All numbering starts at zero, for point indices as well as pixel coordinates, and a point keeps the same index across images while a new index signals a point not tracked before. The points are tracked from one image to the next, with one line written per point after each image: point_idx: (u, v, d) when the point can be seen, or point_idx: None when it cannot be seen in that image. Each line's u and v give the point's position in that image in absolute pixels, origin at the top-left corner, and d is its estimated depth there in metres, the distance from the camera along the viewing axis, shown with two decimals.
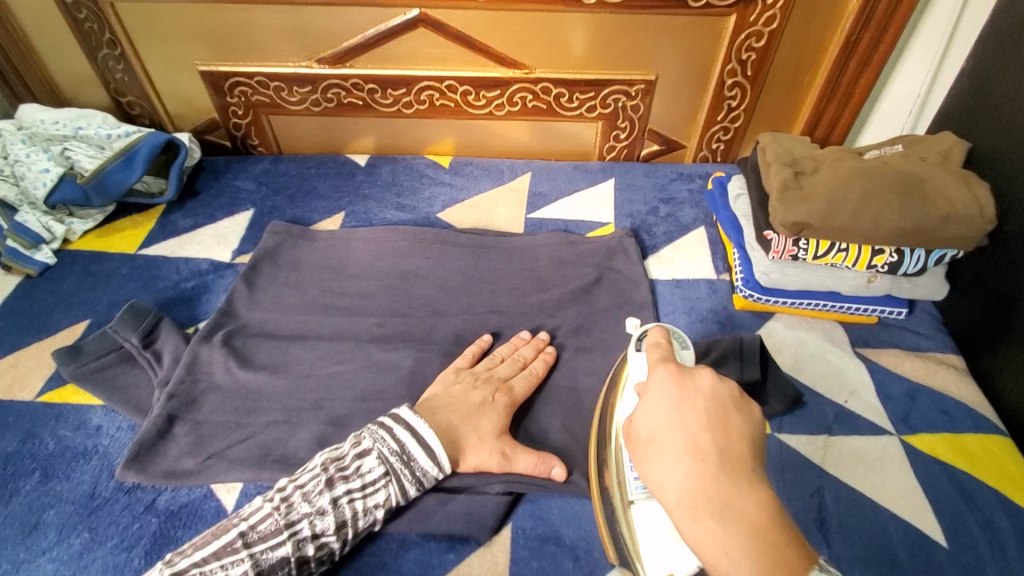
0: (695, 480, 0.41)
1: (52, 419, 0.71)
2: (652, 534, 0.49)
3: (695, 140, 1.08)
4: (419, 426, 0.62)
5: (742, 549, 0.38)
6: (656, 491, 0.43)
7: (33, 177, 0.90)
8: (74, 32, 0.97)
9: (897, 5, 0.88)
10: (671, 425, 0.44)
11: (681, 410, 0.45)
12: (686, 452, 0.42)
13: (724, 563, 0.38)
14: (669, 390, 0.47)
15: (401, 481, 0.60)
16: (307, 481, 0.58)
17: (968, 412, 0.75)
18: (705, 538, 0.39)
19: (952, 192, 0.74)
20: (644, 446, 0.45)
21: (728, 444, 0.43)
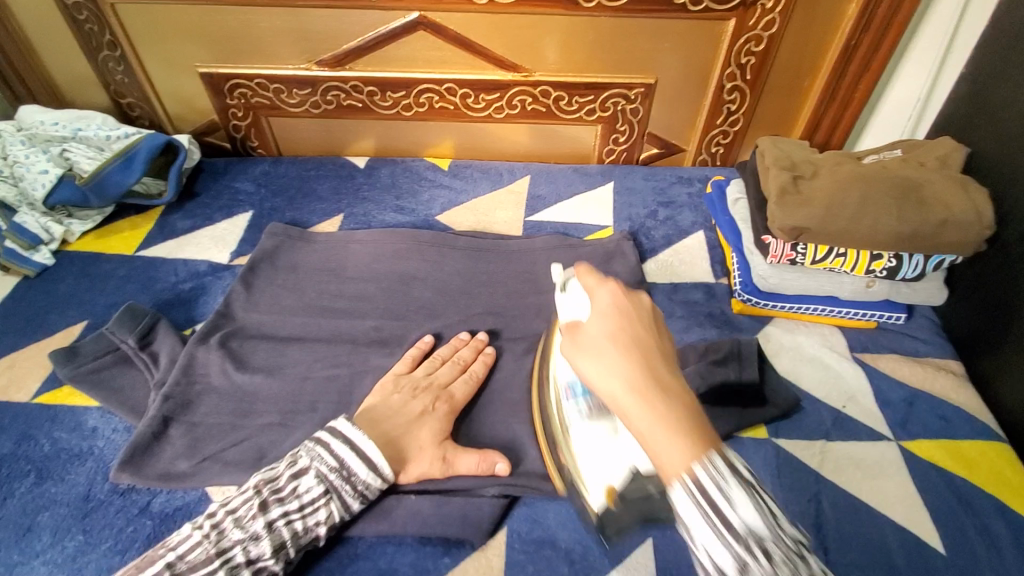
0: (633, 368, 0.43)
1: (48, 421, 0.71)
2: (592, 455, 0.55)
3: (695, 143, 1.08)
4: (356, 436, 0.61)
5: (675, 425, 0.40)
6: (594, 384, 0.44)
7: (33, 178, 0.90)
8: (74, 34, 0.97)
9: (897, 10, 0.88)
10: (609, 327, 0.46)
11: (615, 317, 0.47)
12: (624, 351, 0.44)
13: (657, 440, 0.40)
14: (606, 298, 0.48)
15: (342, 496, 0.59)
16: (239, 505, 0.57)
17: (967, 417, 0.75)
18: (641, 419, 0.41)
19: (950, 197, 0.73)
20: (584, 343, 0.46)
21: (658, 343, 0.45)
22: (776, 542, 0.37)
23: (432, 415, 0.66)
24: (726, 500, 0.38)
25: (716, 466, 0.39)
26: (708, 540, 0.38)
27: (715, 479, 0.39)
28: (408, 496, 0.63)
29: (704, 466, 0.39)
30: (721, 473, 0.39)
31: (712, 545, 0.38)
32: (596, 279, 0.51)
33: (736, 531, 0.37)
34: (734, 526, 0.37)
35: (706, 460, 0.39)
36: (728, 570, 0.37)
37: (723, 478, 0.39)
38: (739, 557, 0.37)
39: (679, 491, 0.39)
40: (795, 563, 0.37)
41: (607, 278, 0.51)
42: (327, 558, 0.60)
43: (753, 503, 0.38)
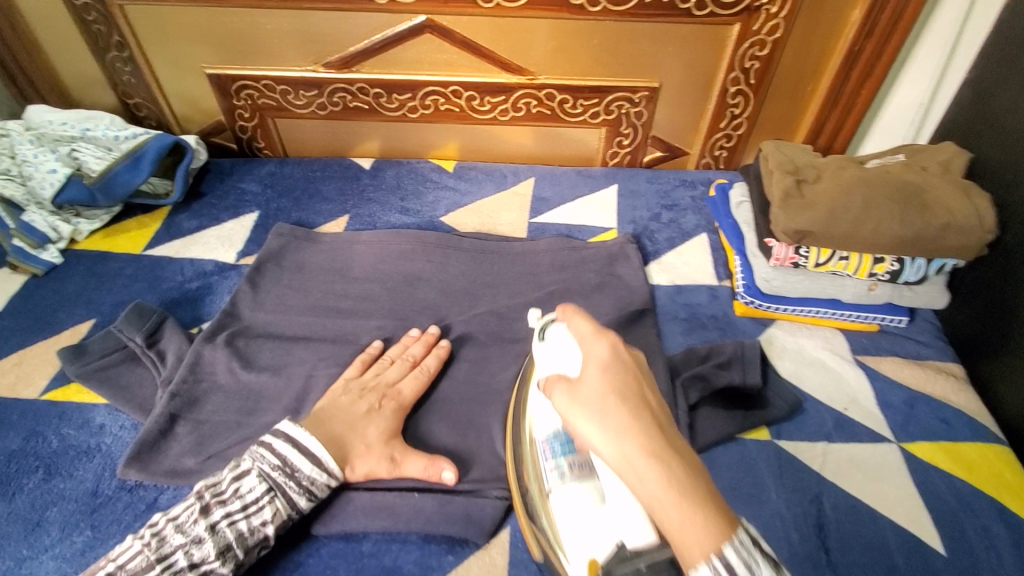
0: (639, 431, 0.39)
1: (56, 417, 0.71)
2: (576, 522, 0.52)
3: (699, 146, 1.08)
4: (300, 435, 0.61)
5: (691, 496, 0.37)
6: (600, 451, 0.40)
7: (41, 177, 0.91)
8: (83, 34, 0.98)
9: (900, 16, 0.88)
10: (611, 385, 0.42)
11: (615, 373, 0.44)
12: (629, 410, 0.41)
13: (675, 513, 0.37)
14: (605, 353, 0.46)
15: (288, 494, 0.58)
16: (181, 512, 0.55)
17: (967, 420, 0.75)
18: (655, 490, 0.38)
19: (952, 201, 0.74)
20: (586, 401, 0.42)
21: (656, 401, 0.43)
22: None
23: (380, 412, 0.66)
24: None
25: (744, 544, 0.37)
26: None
27: (744, 560, 0.37)
28: (412, 493, 0.63)
29: (732, 544, 0.36)
30: (750, 553, 0.37)
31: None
32: (593, 329, 0.48)
33: None
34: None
35: (732, 539, 0.37)
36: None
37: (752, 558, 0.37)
38: None
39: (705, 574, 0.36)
40: None
41: (600, 328, 0.48)
42: (332, 555, 0.61)
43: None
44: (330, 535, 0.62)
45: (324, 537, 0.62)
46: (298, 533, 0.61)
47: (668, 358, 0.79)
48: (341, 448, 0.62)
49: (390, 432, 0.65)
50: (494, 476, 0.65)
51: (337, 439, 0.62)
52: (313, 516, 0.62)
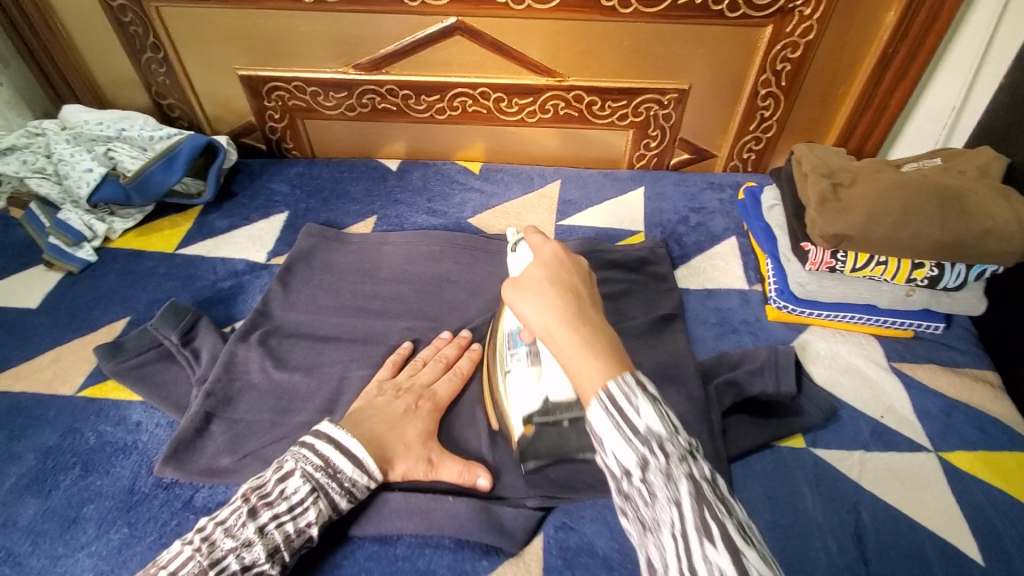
0: (562, 305, 0.50)
1: (93, 414, 0.72)
2: (519, 391, 0.66)
3: (727, 149, 1.07)
4: (340, 435, 0.60)
5: (593, 347, 0.45)
6: (534, 322, 0.51)
7: (77, 177, 0.92)
8: (119, 36, 0.99)
9: (936, 18, 0.87)
10: (548, 275, 0.53)
11: (561, 272, 0.54)
12: (561, 294, 0.51)
13: (576, 359, 0.45)
14: (551, 255, 0.57)
15: (330, 494, 0.57)
16: (227, 515, 0.54)
17: (1006, 429, 0.74)
18: (568, 346, 0.46)
19: (993, 206, 0.72)
20: (525, 285, 0.53)
21: (586, 295, 0.52)
22: (675, 443, 0.39)
23: (416, 413, 0.66)
24: (631, 408, 0.40)
25: (627, 381, 0.42)
26: (615, 444, 0.40)
27: (625, 393, 0.41)
28: (448, 497, 0.62)
29: (616, 381, 0.42)
30: (630, 388, 0.41)
31: (619, 448, 0.40)
32: (545, 240, 0.60)
33: (638, 431, 0.39)
34: (637, 430, 0.39)
35: (618, 377, 0.42)
36: (632, 469, 0.39)
37: (631, 390, 0.41)
38: (641, 456, 0.39)
39: (596, 407, 0.42)
40: (689, 462, 0.39)
41: (554, 241, 0.59)
42: (367, 558, 0.61)
43: (654, 410, 0.40)
44: (365, 536, 0.62)
45: (359, 539, 0.62)
46: (338, 531, 0.62)
47: (700, 363, 0.78)
48: (378, 450, 0.62)
49: (426, 434, 0.65)
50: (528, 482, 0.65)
51: (374, 440, 0.62)
52: (352, 515, 0.62)
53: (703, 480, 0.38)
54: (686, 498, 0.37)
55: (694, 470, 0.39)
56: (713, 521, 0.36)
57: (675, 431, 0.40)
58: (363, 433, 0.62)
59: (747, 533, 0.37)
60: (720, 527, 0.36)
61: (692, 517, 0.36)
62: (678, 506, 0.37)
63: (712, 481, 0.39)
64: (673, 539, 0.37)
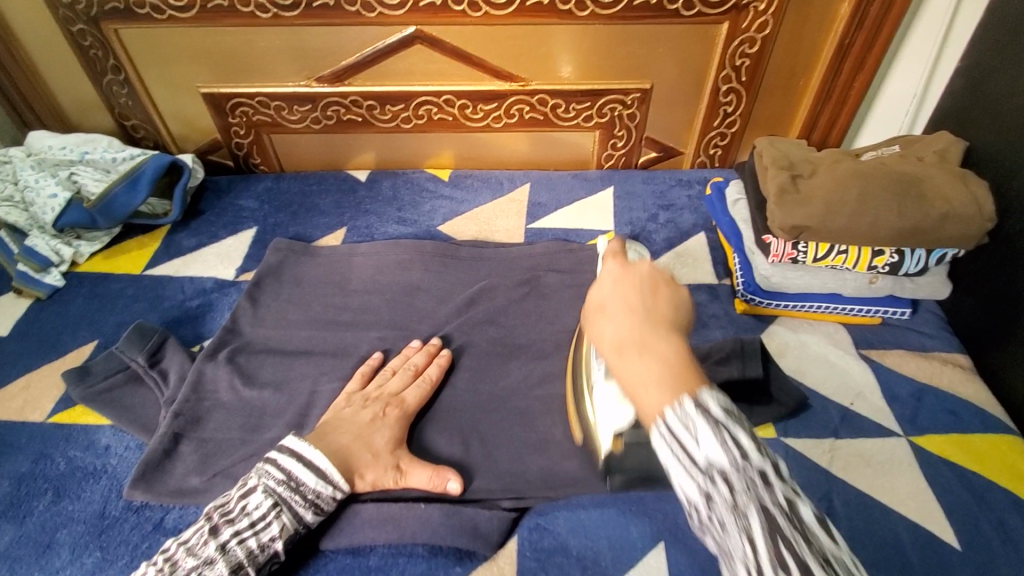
0: (622, 324, 0.45)
1: (62, 440, 0.71)
2: (605, 405, 0.57)
3: (693, 145, 1.08)
4: (302, 447, 0.61)
5: (651, 375, 0.40)
6: (596, 343, 0.47)
7: (43, 203, 0.91)
8: (79, 59, 0.99)
9: (889, 7, 0.88)
10: (612, 294, 0.48)
11: (622, 283, 0.48)
12: (626, 307, 0.46)
13: (641, 389, 0.40)
14: (615, 268, 0.50)
15: (293, 507, 0.57)
16: (190, 535, 0.55)
17: (976, 411, 0.74)
18: (629, 370, 0.42)
19: (949, 190, 0.74)
20: (592, 311, 0.49)
21: (659, 306, 0.46)
22: (741, 476, 0.35)
23: (384, 421, 0.66)
24: (691, 440, 0.37)
25: (686, 410, 0.37)
26: (674, 474, 0.38)
27: (684, 422, 0.37)
28: (418, 504, 0.62)
29: (672, 408, 0.38)
30: (687, 416, 0.37)
31: (682, 480, 0.37)
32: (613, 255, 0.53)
33: (699, 464, 0.36)
34: (698, 464, 0.36)
35: (675, 403, 0.38)
36: (696, 502, 0.37)
37: (688, 419, 0.37)
38: (703, 489, 0.36)
39: (653, 434, 0.39)
40: (758, 490, 0.35)
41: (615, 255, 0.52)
42: (339, 571, 0.60)
43: (716, 442, 0.36)
44: (337, 549, 0.62)
45: (331, 552, 0.62)
46: (307, 545, 0.61)
47: None
48: (344, 461, 0.61)
49: (395, 443, 0.65)
50: (501, 487, 0.65)
51: (340, 451, 0.62)
52: (321, 529, 0.62)
53: (775, 508, 0.35)
54: (758, 533, 0.34)
55: (765, 499, 0.35)
56: (790, 557, 0.33)
57: (748, 463, 0.36)
58: (329, 445, 0.62)
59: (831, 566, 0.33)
60: (798, 562, 0.33)
61: (766, 554, 0.33)
62: (752, 543, 0.34)
63: (790, 512, 0.35)
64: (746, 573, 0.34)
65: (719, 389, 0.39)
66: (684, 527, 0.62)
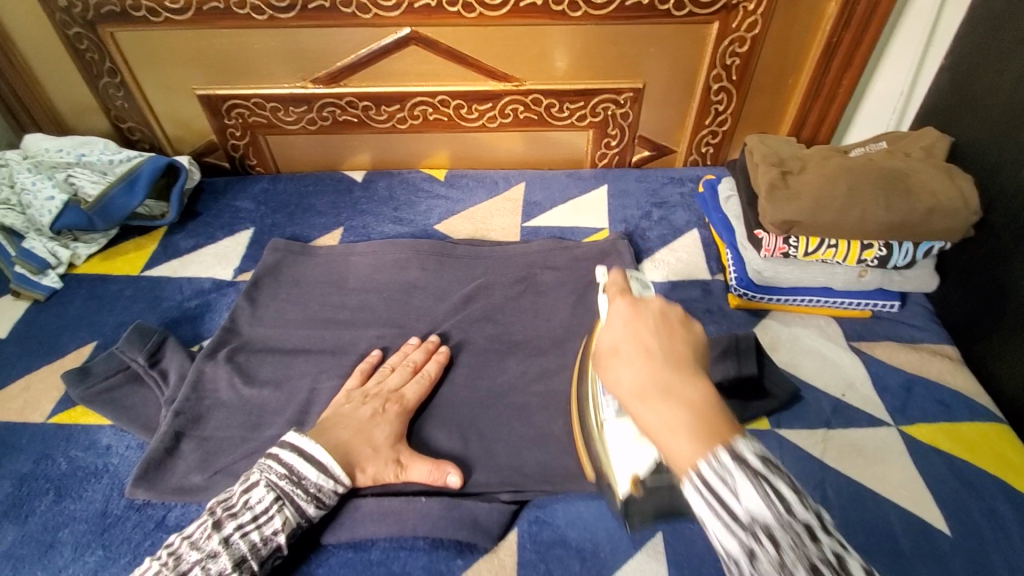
0: (639, 370, 0.45)
1: (63, 440, 0.71)
2: (621, 448, 0.56)
3: (685, 144, 1.10)
4: (304, 443, 0.62)
5: (679, 426, 0.41)
6: (614, 389, 0.47)
7: (40, 205, 0.92)
8: (75, 62, 0.99)
9: (875, 7, 0.90)
10: (625, 337, 0.48)
11: (634, 326, 0.49)
12: (642, 351, 0.46)
13: (672, 441, 0.41)
14: (625, 311, 0.50)
15: (296, 501, 0.58)
16: (194, 529, 0.56)
17: (964, 400, 0.76)
18: (653, 418, 0.43)
19: (936, 184, 0.75)
20: (606, 357, 0.49)
21: (675, 346, 0.46)
22: (785, 531, 0.36)
23: (384, 416, 0.67)
24: (730, 493, 0.38)
25: (721, 462, 0.38)
26: (714, 528, 0.38)
27: (721, 475, 0.38)
28: (419, 498, 0.63)
29: (707, 461, 0.39)
30: (725, 469, 0.38)
31: (721, 534, 0.38)
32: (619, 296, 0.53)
33: (741, 520, 0.37)
34: (738, 518, 0.37)
35: (710, 455, 0.39)
36: (738, 558, 0.37)
37: (727, 474, 0.38)
38: (745, 545, 0.37)
39: (687, 486, 0.40)
40: (804, 547, 0.35)
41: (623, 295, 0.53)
42: (341, 565, 0.61)
43: (757, 494, 0.37)
44: (339, 544, 0.62)
45: (332, 546, 0.62)
46: (309, 540, 0.62)
47: None
48: (346, 457, 0.62)
49: (395, 438, 0.66)
50: (500, 480, 0.66)
51: (341, 447, 0.63)
52: (323, 524, 0.62)
53: (822, 565, 0.35)
54: None
55: (812, 555, 0.35)
56: None
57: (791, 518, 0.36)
58: (330, 441, 0.63)
59: None
60: None
61: None
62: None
63: (836, 564, 0.35)
64: None
65: (753, 441, 0.40)
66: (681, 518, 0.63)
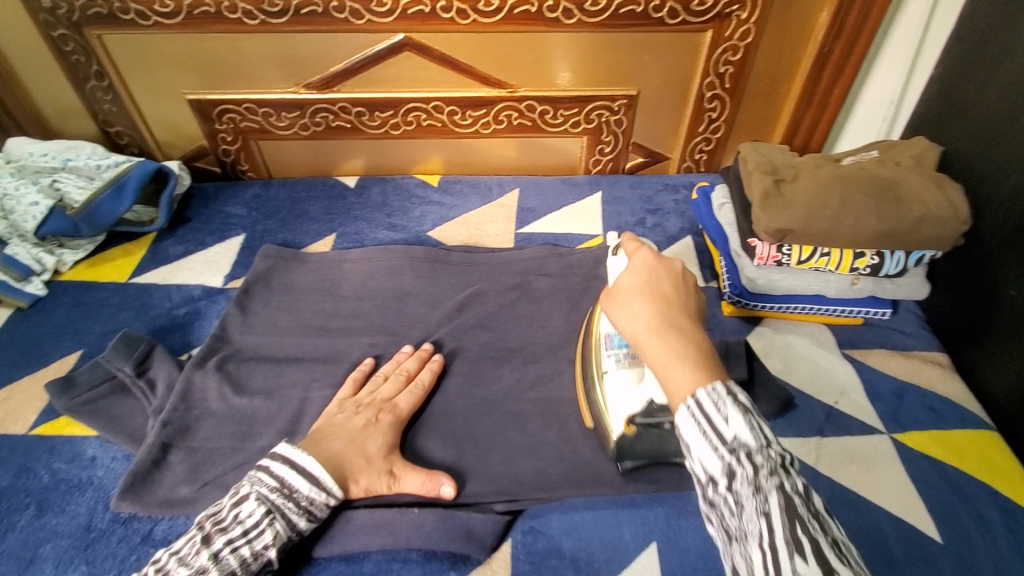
0: (654, 309, 0.52)
1: (46, 452, 0.70)
2: (618, 394, 0.63)
3: (679, 150, 1.10)
4: (296, 455, 0.60)
5: (682, 356, 0.48)
6: (624, 323, 0.53)
7: (23, 211, 0.90)
8: (61, 65, 0.98)
9: (866, 17, 0.91)
10: (643, 283, 0.55)
11: (654, 274, 0.56)
12: (657, 296, 0.53)
13: (673, 370, 0.47)
14: (649, 261, 0.57)
15: (287, 515, 0.57)
16: (182, 545, 0.54)
17: (954, 406, 0.77)
18: (659, 351, 0.49)
19: (927, 193, 0.76)
20: (622, 294, 0.55)
21: (680, 298, 0.53)
22: (763, 455, 0.41)
23: (377, 427, 0.66)
24: (720, 417, 0.43)
25: (716, 389, 0.45)
26: (701, 451, 0.44)
27: (714, 402, 0.44)
28: (412, 509, 0.62)
29: (706, 389, 0.45)
30: (719, 396, 0.44)
31: (705, 453, 0.43)
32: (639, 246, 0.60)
33: (726, 440, 0.43)
34: (725, 440, 0.42)
35: (707, 386, 0.45)
36: (717, 476, 0.43)
37: (720, 398, 0.44)
38: (727, 465, 0.42)
39: (682, 412, 0.45)
40: (779, 474, 0.41)
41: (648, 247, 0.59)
42: None
43: (744, 421, 0.43)
44: (331, 556, 0.61)
45: (324, 559, 0.61)
46: (300, 554, 0.61)
47: None
48: (337, 468, 0.61)
49: (389, 449, 0.65)
50: (494, 490, 0.66)
51: (333, 458, 0.62)
52: (314, 536, 0.62)
53: (794, 493, 0.40)
54: (776, 512, 0.39)
55: (786, 482, 0.41)
56: (804, 536, 0.38)
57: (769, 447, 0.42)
58: (322, 452, 0.62)
59: (840, 550, 0.38)
60: (811, 544, 0.38)
61: (780, 528, 0.38)
62: (767, 518, 0.39)
63: (806, 497, 0.40)
64: (760, 550, 0.39)
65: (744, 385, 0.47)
66: (674, 526, 0.63)
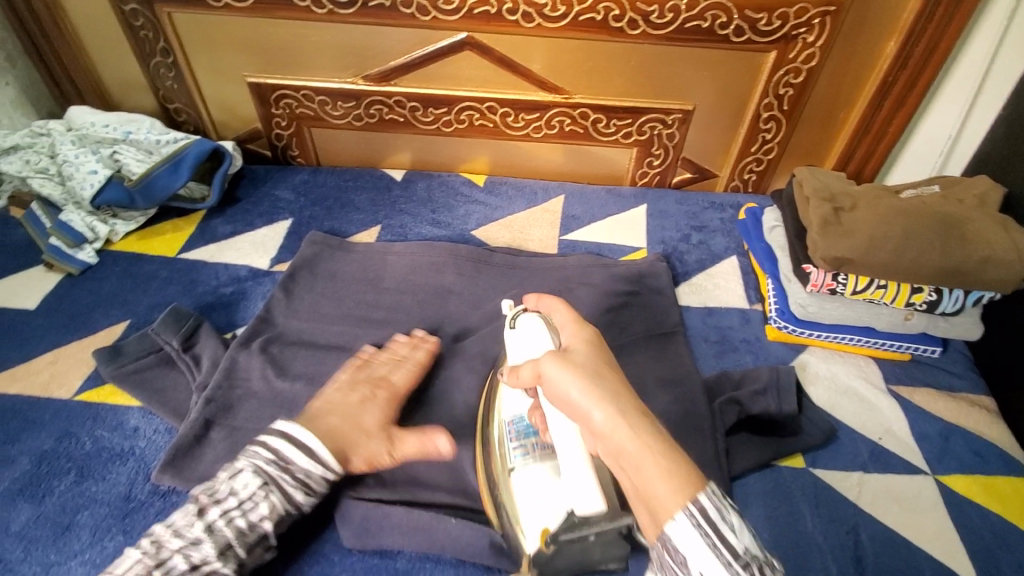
0: (625, 392, 0.50)
1: (90, 419, 0.71)
2: (534, 496, 0.57)
3: (728, 169, 1.09)
4: (290, 430, 0.60)
5: (669, 461, 0.46)
6: (598, 400, 0.49)
7: (82, 178, 0.91)
8: (129, 40, 1.00)
9: (934, 49, 0.89)
10: (600, 362, 0.53)
11: (604, 354, 0.55)
12: (620, 379, 0.51)
13: (661, 481, 0.45)
14: (596, 337, 0.57)
15: (283, 487, 0.57)
16: (177, 518, 0.55)
17: (1001, 453, 0.74)
18: (637, 446, 0.46)
19: (992, 233, 0.74)
20: (585, 368, 0.51)
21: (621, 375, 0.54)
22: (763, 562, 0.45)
23: None
24: (726, 526, 0.44)
25: (714, 494, 0.46)
26: (706, 563, 0.44)
27: (716, 508, 0.45)
28: (449, 517, 0.61)
29: (705, 493, 0.45)
30: (720, 502, 0.45)
31: (715, 568, 0.43)
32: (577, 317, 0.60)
33: (736, 552, 0.44)
34: (736, 550, 0.44)
35: (704, 491, 0.45)
36: None
37: (722, 507, 0.45)
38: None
39: (680, 520, 0.44)
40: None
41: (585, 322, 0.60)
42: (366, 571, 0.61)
43: (744, 530, 0.45)
44: (365, 550, 0.62)
45: (358, 551, 0.62)
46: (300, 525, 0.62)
47: (702, 380, 0.78)
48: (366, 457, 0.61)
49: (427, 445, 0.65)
50: None
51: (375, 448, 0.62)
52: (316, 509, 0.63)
53: None
54: None
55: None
56: None
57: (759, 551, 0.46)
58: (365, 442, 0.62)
59: None
60: None
61: None
62: None
63: None
64: None
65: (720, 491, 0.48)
66: None
